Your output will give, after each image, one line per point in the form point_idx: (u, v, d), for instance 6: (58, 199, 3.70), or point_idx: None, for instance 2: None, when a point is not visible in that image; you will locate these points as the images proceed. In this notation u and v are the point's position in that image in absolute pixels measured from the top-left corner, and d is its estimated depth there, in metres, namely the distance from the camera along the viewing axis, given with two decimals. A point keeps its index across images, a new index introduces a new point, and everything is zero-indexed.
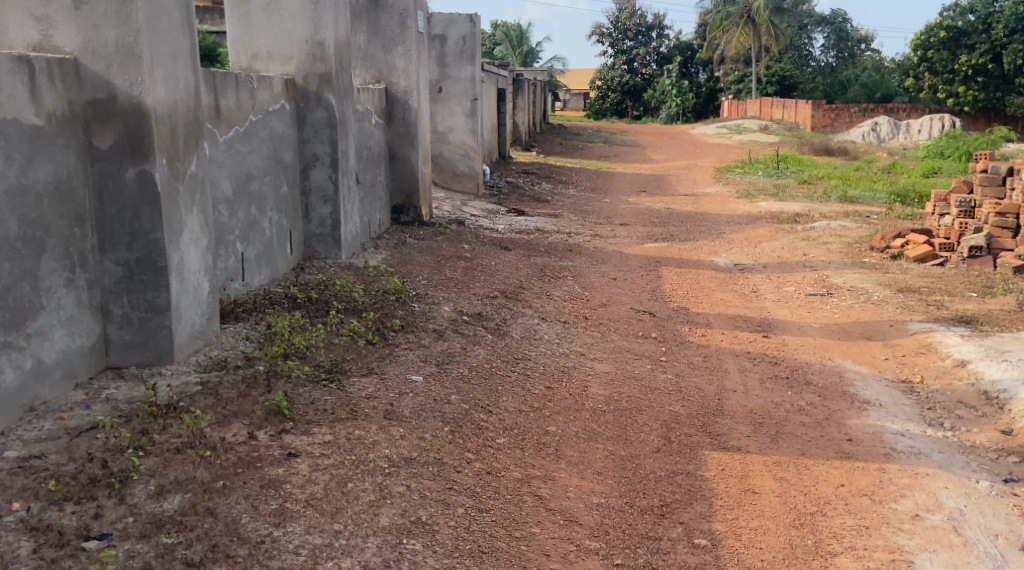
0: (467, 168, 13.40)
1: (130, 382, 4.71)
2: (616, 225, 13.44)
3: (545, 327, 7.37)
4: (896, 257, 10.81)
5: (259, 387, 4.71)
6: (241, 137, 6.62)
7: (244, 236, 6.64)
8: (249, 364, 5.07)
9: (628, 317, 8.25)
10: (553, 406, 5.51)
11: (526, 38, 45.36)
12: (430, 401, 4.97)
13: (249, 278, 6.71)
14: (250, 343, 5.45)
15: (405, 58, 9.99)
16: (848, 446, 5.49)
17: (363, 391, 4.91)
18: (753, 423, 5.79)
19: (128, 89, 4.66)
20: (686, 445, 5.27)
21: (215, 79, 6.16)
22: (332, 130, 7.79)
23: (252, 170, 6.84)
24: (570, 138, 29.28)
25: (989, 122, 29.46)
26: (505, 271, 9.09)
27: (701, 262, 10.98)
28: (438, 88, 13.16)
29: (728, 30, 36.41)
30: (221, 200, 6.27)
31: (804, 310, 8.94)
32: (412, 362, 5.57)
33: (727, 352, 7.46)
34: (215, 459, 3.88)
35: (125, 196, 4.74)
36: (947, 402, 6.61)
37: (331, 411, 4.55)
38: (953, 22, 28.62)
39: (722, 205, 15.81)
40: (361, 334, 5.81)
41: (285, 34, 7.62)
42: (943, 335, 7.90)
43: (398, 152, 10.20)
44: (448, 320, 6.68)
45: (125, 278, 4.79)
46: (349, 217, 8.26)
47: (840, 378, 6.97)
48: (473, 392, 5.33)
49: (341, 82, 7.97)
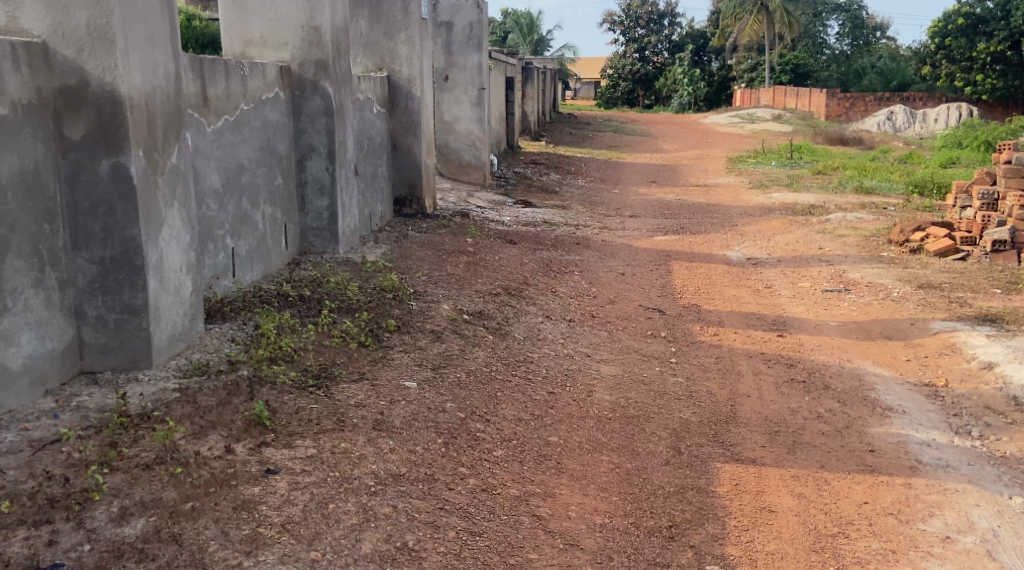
0: (473, 159, 13.09)
1: (103, 389, 4.40)
2: (625, 216, 13.10)
3: (550, 326, 7.06)
4: (915, 252, 10.46)
5: (241, 393, 4.40)
6: (231, 127, 6.31)
7: (235, 230, 6.34)
8: (233, 368, 4.75)
9: (637, 314, 7.93)
10: (555, 414, 5.20)
11: (537, 26, 44.96)
12: (424, 410, 4.66)
13: (240, 275, 6.41)
14: (235, 346, 5.14)
15: (408, 45, 9.65)
16: (870, 458, 5.16)
17: (353, 399, 4.60)
18: (768, 433, 5.47)
19: (101, 75, 4.35)
20: (697, 457, 4.95)
21: (202, 66, 5.86)
22: (329, 120, 7.47)
23: (244, 161, 6.53)
24: (580, 127, 28.88)
25: (1007, 112, 28.95)
26: (510, 266, 8.77)
27: (712, 256, 10.64)
28: (444, 76, 12.84)
29: (742, 18, 35.90)
30: (209, 193, 5.96)
31: (820, 307, 8.61)
32: (406, 366, 5.25)
33: (741, 353, 7.13)
34: (187, 476, 3.57)
35: (99, 190, 4.43)
36: (974, 408, 6.26)
37: (317, 421, 4.24)
38: (971, 9, 27.95)
39: (734, 196, 15.46)
40: (353, 335, 5.51)
41: (280, 19, 7.30)
42: (967, 335, 7.55)
43: (400, 142, 9.87)
44: (447, 320, 6.36)
45: (100, 277, 4.48)
46: (347, 210, 7.94)
47: (859, 382, 6.64)
48: (470, 399, 5.02)
49: (339, 70, 7.63)
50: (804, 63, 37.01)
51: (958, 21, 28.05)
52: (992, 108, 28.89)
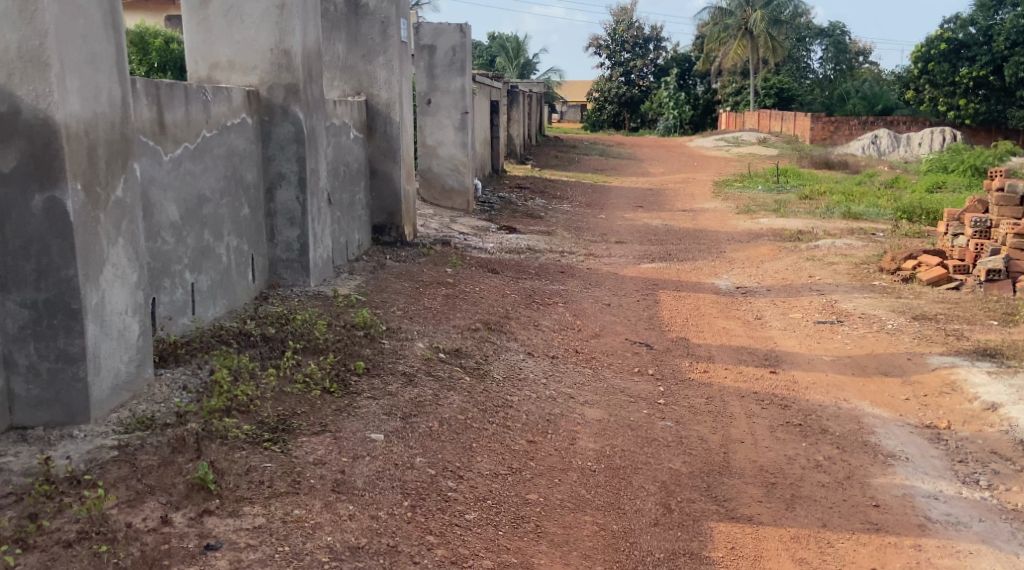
0: (456, 184, 12.70)
1: (32, 447, 4.01)
2: (612, 243, 12.74)
3: (531, 364, 6.67)
4: (907, 280, 10.08)
5: (187, 451, 4.00)
6: (191, 155, 5.93)
7: (195, 264, 5.93)
8: (181, 422, 4.34)
9: (623, 349, 7.53)
10: (534, 467, 4.80)
11: (524, 50, 44.79)
12: (390, 467, 4.26)
13: (201, 312, 5.99)
14: (187, 395, 4.72)
15: (387, 69, 9.30)
16: (875, 515, 4.81)
17: (311, 455, 4.20)
18: (764, 485, 5.09)
19: (33, 102, 3.97)
20: (688, 515, 4.58)
21: (159, 91, 5.48)
22: (299, 147, 7.07)
23: (206, 191, 6.12)
24: (566, 151, 28.64)
25: (990, 136, 28.87)
26: (491, 298, 8.39)
27: (701, 285, 10.27)
28: (427, 100, 12.53)
29: (727, 42, 36.06)
30: (165, 226, 5.56)
31: (813, 341, 8.21)
32: (374, 415, 4.83)
33: (732, 393, 6.73)
34: (112, 557, 3.24)
35: (31, 226, 4.03)
36: (980, 454, 5.90)
37: (269, 484, 3.86)
38: (953, 34, 27.94)
39: (722, 221, 15.12)
40: (317, 381, 5.10)
41: (248, 42, 6.94)
42: (967, 372, 7.19)
43: (379, 168, 9.46)
44: (421, 361, 5.96)
45: (32, 323, 4.09)
46: (320, 241, 7.53)
47: (859, 426, 6.23)
48: (442, 452, 4.62)
49: (312, 95, 7.25)
50: (789, 87, 36.65)
51: (940, 46, 27.99)
52: (976, 132, 28.92)
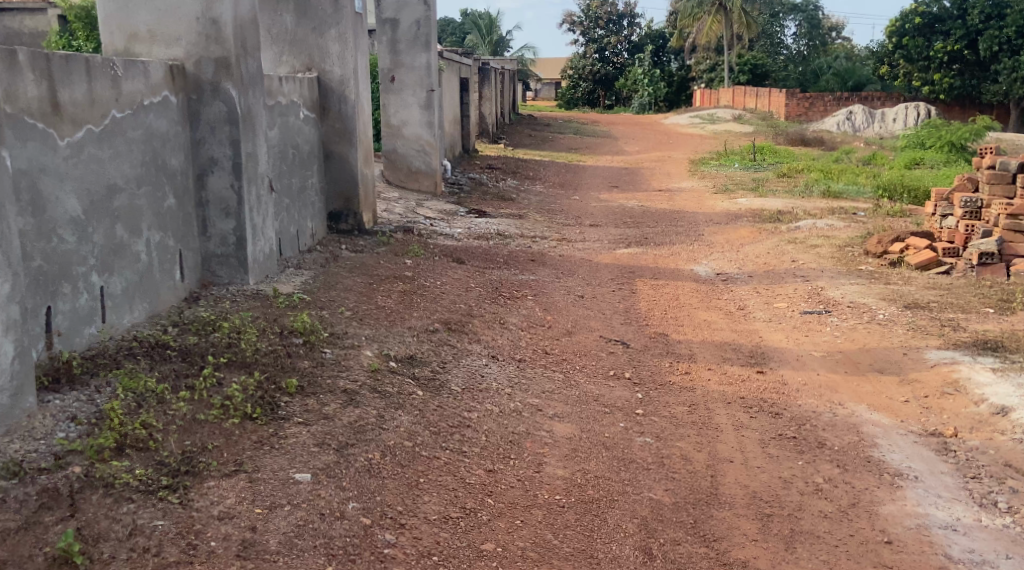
0: (423, 165, 11.88)
1: None
2: (585, 226, 12.00)
3: (495, 370, 5.95)
4: (895, 264, 9.41)
5: (59, 507, 3.36)
6: (98, 139, 5.13)
7: (105, 264, 5.14)
8: (59, 466, 3.60)
9: (597, 349, 6.83)
10: (492, 506, 4.10)
11: (496, 28, 43.78)
12: (315, 518, 3.61)
13: (113, 319, 5.20)
14: (75, 427, 3.95)
15: (340, 42, 8.48)
16: (888, 555, 4.22)
17: (217, 506, 3.54)
18: (759, 517, 4.43)
19: None
20: (673, 564, 3.97)
21: (50, 64, 4.71)
22: (232, 128, 6.27)
23: (118, 180, 5.32)
24: (540, 129, 27.81)
25: (964, 111, 28.41)
26: (453, 292, 7.66)
27: (679, 272, 9.55)
28: (391, 77, 11.72)
29: (700, 18, 34.56)
30: (62, 221, 4.78)
31: (800, 335, 7.52)
32: (303, 447, 4.10)
33: (717, 398, 6.02)
34: None
35: None
36: (994, 468, 5.23)
37: (156, 551, 3.27)
38: (928, 8, 27.29)
39: (699, 201, 14.41)
40: (237, 405, 4.34)
41: (171, 9, 6.12)
42: (970, 370, 6.50)
43: (333, 151, 8.65)
44: (367, 372, 5.20)
45: None
46: (260, 233, 6.71)
47: (859, 437, 5.55)
48: (381, 493, 3.92)
49: (248, 69, 6.42)
50: (763, 63, 35.90)
51: (914, 21, 27.42)
52: (950, 107, 28.42)
